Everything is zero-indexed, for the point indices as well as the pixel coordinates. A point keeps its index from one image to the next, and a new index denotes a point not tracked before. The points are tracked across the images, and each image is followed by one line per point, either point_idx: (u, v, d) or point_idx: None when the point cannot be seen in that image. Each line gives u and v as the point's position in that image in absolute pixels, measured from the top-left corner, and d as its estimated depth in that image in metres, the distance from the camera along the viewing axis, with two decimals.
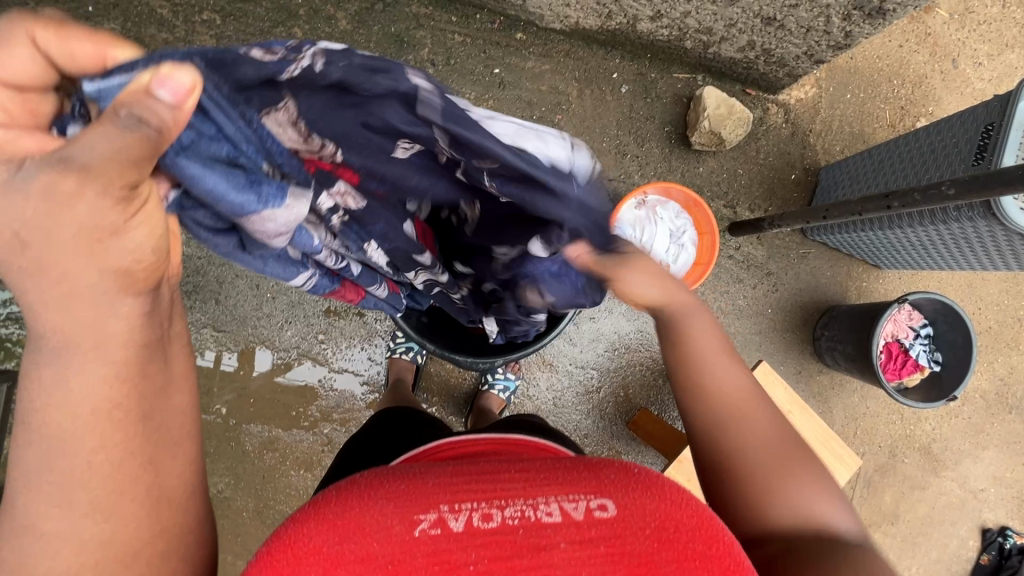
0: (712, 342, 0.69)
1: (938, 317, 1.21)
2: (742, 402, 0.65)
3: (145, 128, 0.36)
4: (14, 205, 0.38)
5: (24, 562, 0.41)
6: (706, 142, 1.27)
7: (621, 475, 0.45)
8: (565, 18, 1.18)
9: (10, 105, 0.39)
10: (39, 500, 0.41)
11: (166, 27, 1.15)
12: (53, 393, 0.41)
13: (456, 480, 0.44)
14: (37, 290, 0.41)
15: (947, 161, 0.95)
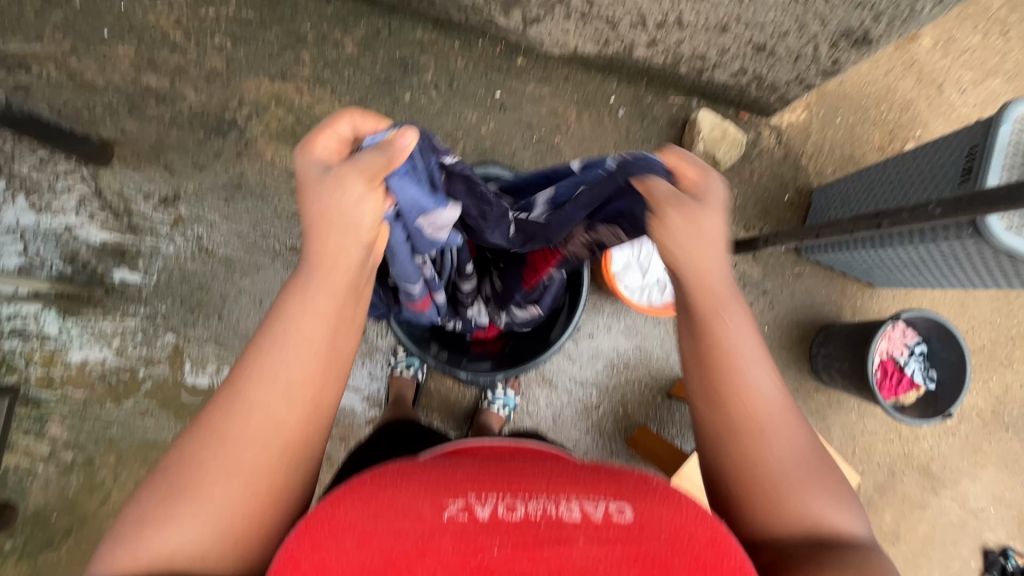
0: (745, 332, 0.59)
1: (933, 335, 1.23)
2: (767, 398, 0.57)
3: (389, 154, 0.49)
4: (317, 191, 0.50)
5: (230, 422, 0.50)
6: (702, 163, 1.30)
7: (645, 481, 0.45)
8: (564, 45, 1.22)
9: (337, 149, 0.53)
10: (255, 376, 0.51)
11: (178, 50, 1.19)
12: (298, 298, 0.52)
13: (485, 470, 0.45)
14: (311, 225, 0.51)
15: (935, 183, 0.98)
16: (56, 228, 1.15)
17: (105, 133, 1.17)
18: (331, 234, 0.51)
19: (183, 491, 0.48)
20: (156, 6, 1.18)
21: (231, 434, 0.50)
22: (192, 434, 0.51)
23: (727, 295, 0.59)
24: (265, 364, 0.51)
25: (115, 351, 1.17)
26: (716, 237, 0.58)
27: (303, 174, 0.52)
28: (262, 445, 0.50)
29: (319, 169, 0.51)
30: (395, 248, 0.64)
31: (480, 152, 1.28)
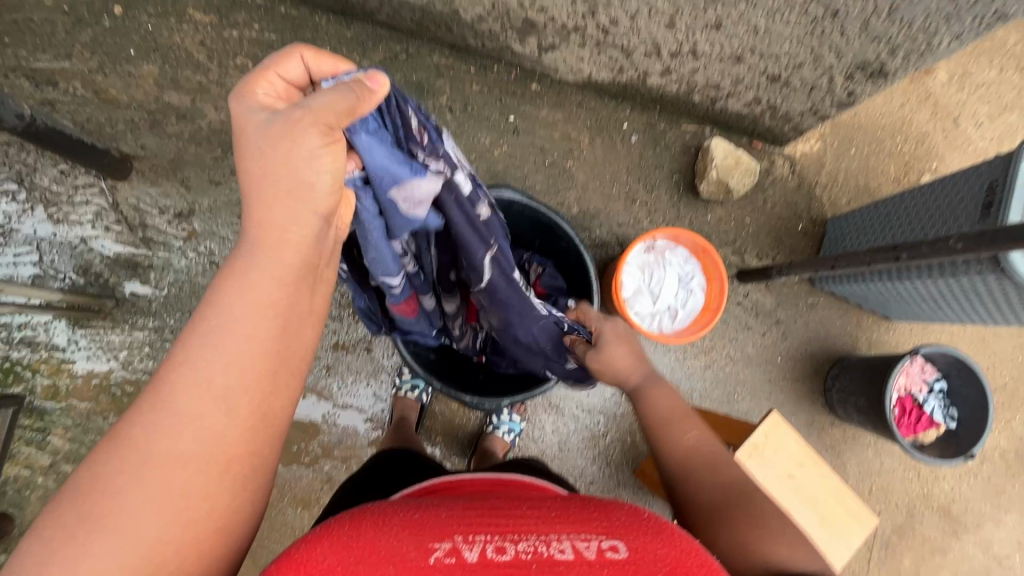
0: (669, 405, 0.83)
1: (953, 372, 1.20)
2: (693, 448, 0.77)
3: (354, 93, 0.48)
4: (264, 139, 0.49)
5: (154, 437, 0.44)
6: (714, 191, 1.30)
7: (631, 516, 0.45)
8: (579, 71, 1.24)
9: (279, 92, 0.52)
10: (186, 380, 0.46)
11: (201, 70, 1.21)
12: (239, 291, 0.49)
13: (470, 515, 0.44)
14: (253, 188, 0.50)
15: (954, 217, 0.96)
16: (71, 239, 1.16)
17: (125, 148, 1.19)
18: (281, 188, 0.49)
19: (95, 524, 0.41)
20: (181, 27, 1.21)
21: (154, 453, 0.44)
22: (105, 453, 0.44)
23: (648, 384, 0.86)
24: (199, 368, 0.46)
25: (122, 363, 1.16)
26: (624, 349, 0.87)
27: (248, 125, 0.50)
28: (197, 462, 0.45)
29: (261, 113, 0.50)
30: (365, 223, 0.61)
31: (493, 175, 1.29)
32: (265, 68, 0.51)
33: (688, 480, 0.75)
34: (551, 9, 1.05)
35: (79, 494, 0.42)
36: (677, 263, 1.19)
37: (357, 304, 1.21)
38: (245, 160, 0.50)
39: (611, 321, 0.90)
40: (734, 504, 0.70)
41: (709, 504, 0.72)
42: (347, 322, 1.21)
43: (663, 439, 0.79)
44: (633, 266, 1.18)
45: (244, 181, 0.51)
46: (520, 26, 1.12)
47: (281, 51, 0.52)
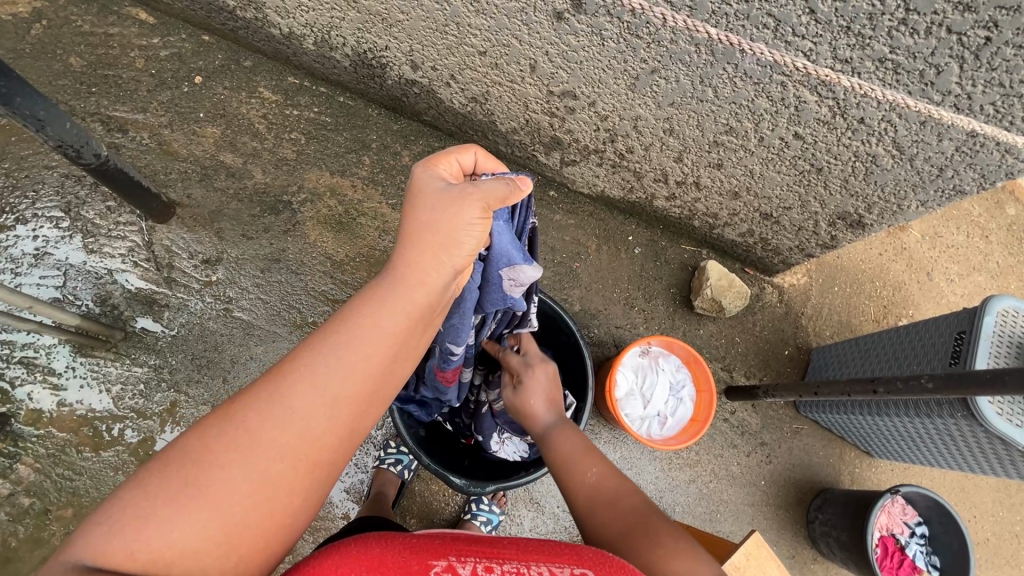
0: (576, 443, 0.87)
1: (933, 516, 1.19)
2: (592, 482, 0.80)
3: (511, 187, 0.63)
4: (433, 202, 0.61)
5: (262, 423, 0.51)
6: (708, 307, 1.39)
7: (598, 555, 0.50)
8: (594, 186, 1.38)
9: (453, 171, 0.67)
10: (306, 380, 0.53)
11: (257, 138, 1.35)
12: (370, 313, 0.56)
13: (458, 540, 0.51)
14: (412, 235, 0.61)
15: (927, 359, 1.04)
16: (98, 270, 1.21)
17: (173, 195, 1.29)
18: (431, 235, 0.60)
19: (196, 490, 0.48)
20: (250, 101, 1.37)
21: (260, 439, 0.50)
22: (219, 426, 0.50)
23: (560, 424, 0.91)
24: (318, 372, 0.53)
25: (112, 397, 1.16)
26: (537, 387, 0.94)
27: (426, 187, 0.63)
28: (291, 460, 0.51)
29: (437, 183, 0.63)
30: (468, 294, 0.72)
31: None
32: (447, 151, 0.67)
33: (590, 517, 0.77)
34: (577, 132, 1.20)
35: (189, 453, 0.49)
36: (669, 370, 1.24)
37: None
38: (409, 216, 0.62)
39: (540, 367, 0.96)
40: (632, 530, 0.72)
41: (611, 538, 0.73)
42: None
43: (566, 477, 0.83)
44: (627, 367, 1.23)
45: (402, 229, 0.62)
46: (548, 141, 1.28)
47: (461, 144, 0.68)
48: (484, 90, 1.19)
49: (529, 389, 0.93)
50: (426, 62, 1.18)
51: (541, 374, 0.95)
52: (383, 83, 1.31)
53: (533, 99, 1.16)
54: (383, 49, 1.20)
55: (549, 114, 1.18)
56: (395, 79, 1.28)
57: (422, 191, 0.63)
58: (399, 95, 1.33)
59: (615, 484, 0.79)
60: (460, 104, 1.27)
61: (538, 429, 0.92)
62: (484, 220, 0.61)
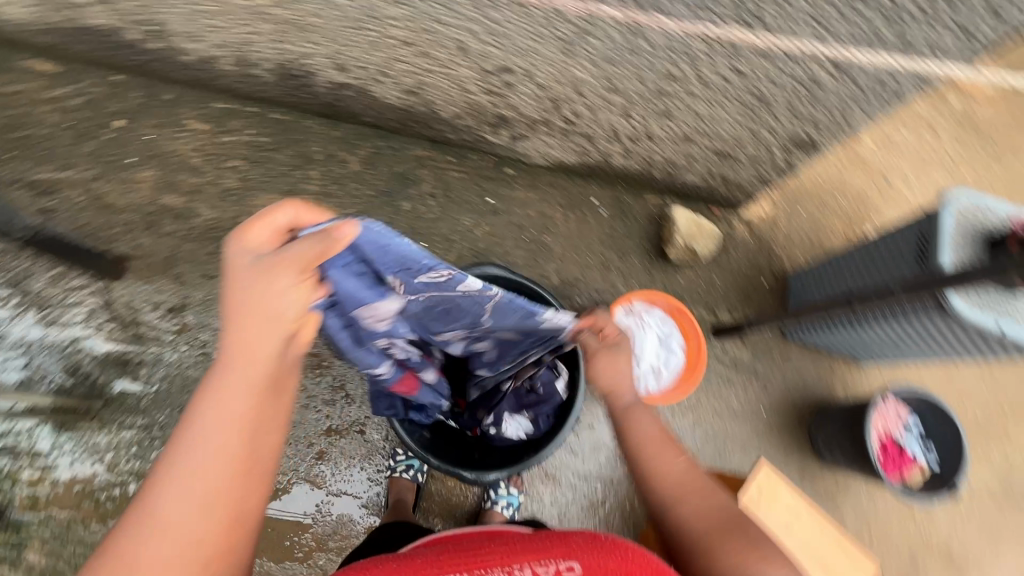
0: (654, 424, 0.88)
1: (926, 412, 1.26)
2: (675, 465, 0.84)
3: (323, 246, 0.52)
4: (248, 280, 0.55)
5: (141, 544, 0.52)
6: (683, 256, 1.41)
7: (588, 541, 0.61)
8: (548, 156, 1.36)
9: (273, 231, 0.57)
10: (170, 491, 0.53)
11: (196, 172, 1.30)
12: (213, 407, 0.55)
13: (444, 557, 0.62)
14: (230, 316, 0.55)
15: (895, 265, 1.07)
16: (61, 340, 1.17)
17: (121, 249, 1.23)
18: (254, 321, 0.55)
19: None
20: (179, 135, 1.30)
21: (143, 557, 0.52)
22: (103, 560, 0.52)
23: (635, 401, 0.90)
24: (178, 481, 0.54)
25: (108, 465, 1.14)
26: (624, 365, 0.88)
27: (235, 263, 0.56)
28: (179, 566, 0.53)
29: (250, 256, 0.55)
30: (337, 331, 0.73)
31: (475, 253, 1.38)
32: (259, 213, 0.56)
33: (679, 504, 0.80)
34: (520, 106, 1.18)
35: None
36: (655, 323, 1.24)
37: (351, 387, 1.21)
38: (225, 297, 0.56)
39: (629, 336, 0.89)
40: (724, 526, 0.76)
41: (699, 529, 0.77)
42: (340, 407, 1.20)
43: (651, 460, 0.85)
44: None
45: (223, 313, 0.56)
46: (493, 121, 1.25)
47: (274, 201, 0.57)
48: (418, 80, 1.15)
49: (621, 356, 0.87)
50: (351, 63, 1.13)
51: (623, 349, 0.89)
52: (313, 91, 1.26)
53: (469, 81, 1.13)
54: (304, 57, 1.15)
55: (488, 94, 1.15)
56: (324, 85, 1.23)
57: (239, 265, 0.56)
58: (333, 101, 1.28)
59: (699, 477, 0.83)
60: (397, 98, 1.23)
61: (619, 408, 0.89)
62: (299, 291, 0.55)
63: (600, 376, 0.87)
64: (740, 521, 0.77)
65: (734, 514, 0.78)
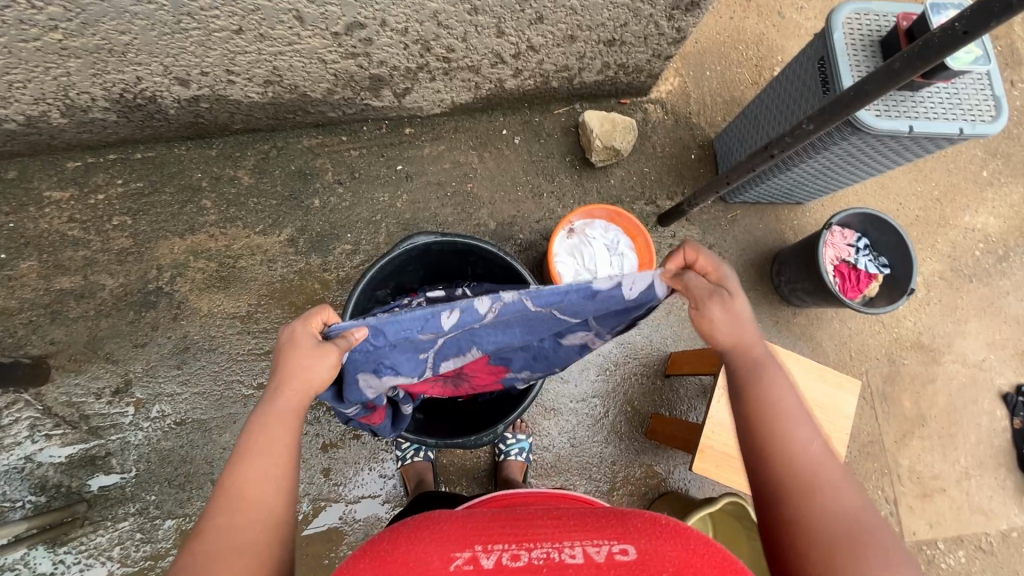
0: (794, 395, 0.65)
1: (868, 227, 1.30)
2: (819, 459, 0.61)
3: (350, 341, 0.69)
4: (299, 356, 0.66)
5: None
6: (606, 157, 1.36)
7: (648, 524, 0.53)
8: (441, 102, 1.28)
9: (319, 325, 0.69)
10: (214, 543, 0.54)
11: (81, 244, 1.18)
12: (255, 459, 0.60)
13: (490, 529, 0.54)
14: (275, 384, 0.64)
15: (803, 99, 1.07)
16: (16, 463, 1.10)
17: (34, 350, 1.14)
18: (305, 369, 0.65)
19: None
20: (44, 212, 1.18)
21: None
22: None
23: (768, 362, 0.67)
24: (221, 533, 0.55)
25: (118, 561, 1.10)
26: (742, 322, 0.67)
27: (289, 340, 0.67)
28: None
29: (309, 339, 0.67)
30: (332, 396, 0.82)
31: (404, 227, 1.29)
32: (309, 316, 0.69)
33: (818, 493, 0.59)
34: (390, 59, 1.09)
35: None
36: (599, 235, 1.23)
37: None
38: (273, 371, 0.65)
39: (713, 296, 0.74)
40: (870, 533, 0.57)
41: (836, 529, 0.57)
42: (326, 421, 1.20)
43: (782, 428, 0.63)
44: (562, 254, 1.22)
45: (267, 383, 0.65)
46: (369, 84, 1.16)
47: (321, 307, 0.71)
48: (271, 67, 1.04)
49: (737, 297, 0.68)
50: (191, 71, 1.02)
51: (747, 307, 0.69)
52: (167, 115, 1.13)
53: (325, 50, 1.03)
54: (137, 82, 1.02)
55: (351, 57, 1.06)
56: (174, 105, 1.10)
57: (292, 346, 0.66)
58: (193, 119, 1.16)
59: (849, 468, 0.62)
60: (259, 94, 1.12)
61: (736, 361, 0.67)
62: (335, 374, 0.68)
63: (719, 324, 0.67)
64: (888, 533, 0.57)
65: (883, 524, 0.58)
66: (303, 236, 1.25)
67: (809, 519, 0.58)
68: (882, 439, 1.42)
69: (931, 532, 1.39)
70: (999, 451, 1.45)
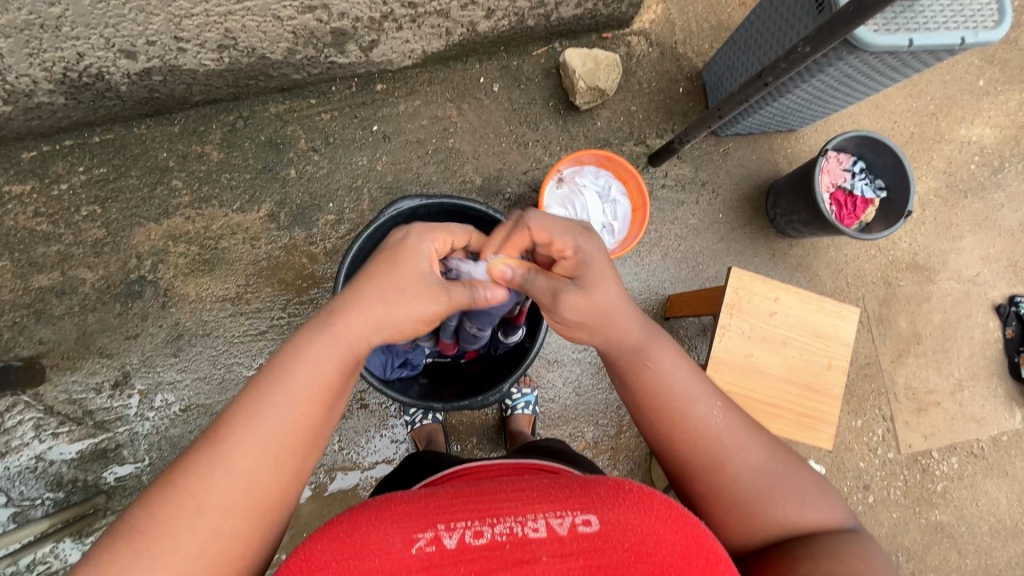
0: (676, 370, 0.64)
1: (863, 150, 1.27)
2: (720, 430, 0.61)
3: (474, 298, 0.64)
4: (406, 285, 0.61)
5: (211, 479, 0.52)
6: (591, 99, 1.29)
7: (612, 491, 0.50)
8: (412, 52, 1.20)
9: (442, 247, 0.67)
10: (253, 435, 0.54)
11: (54, 239, 1.13)
12: (313, 362, 0.58)
13: (454, 501, 0.50)
14: (366, 297, 0.60)
15: (797, 18, 1.01)
16: (27, 463, 1.11)
17: (25, 351, 1.12)
18: (394, 309, 0.61)
19: (152, 550, 0.49)
20: (9, 209, 1.12)
21: (209, 493, 0.51)
22: (163, 496, 0.51)
23: (645, 343, 0.65)
24: (261, 425, 0.54)
25: None
26: (619, 307, 0.65)
27: (408, 252, 0.63)
28: (239, 514, 0.52)
29: (425, 267, 0.63)
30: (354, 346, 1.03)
31: (388, 191, 1.24)
32: (443, 232, 0.66)
33: (719, 467, 0.60)
34: (351, 10, 1.00)
35: (145, 515, 0.50)
36: (590, 182, 1.20)
37: None
38: (373, 278, 0.62)
39: (590, 238, 0.65)
40: (773, 483, 0.59)
41: (740, 495, 0.59)
42: None
43: (674, 414, 0.62)
44: (554, 206, 1.17)
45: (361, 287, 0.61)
46: (333, 39, 1.07)
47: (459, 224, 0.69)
48: (223, 29, 0.96)
49: (598, 279, 0.64)
50: (136, 41, 0.94)
51: (613, 290, 0.64)
52: (119, 93, 1.05)
53: (278, 6, 0.94)
54: (79, 59, 0.94)
55: (308, 11, 0.98)
56: (125, 80, 1.02)
57: (404, 263, 0.63)
58: (149, 94, 1.09)
59: (742, 420, 0.63)
60: (213, 61, 1.04)
61: (620, 354, 0.65)
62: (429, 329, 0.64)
63: (581, 319, 0.64)
64: (787, 472, 0.60)
65: (781, 467, 0.61)
66: (283, 210, 1.20)
67: (715, 492, 0.60)
68: (879, 360, 1.45)
69: (926, 443, 1.45)
70: (991, 361, 1.49)
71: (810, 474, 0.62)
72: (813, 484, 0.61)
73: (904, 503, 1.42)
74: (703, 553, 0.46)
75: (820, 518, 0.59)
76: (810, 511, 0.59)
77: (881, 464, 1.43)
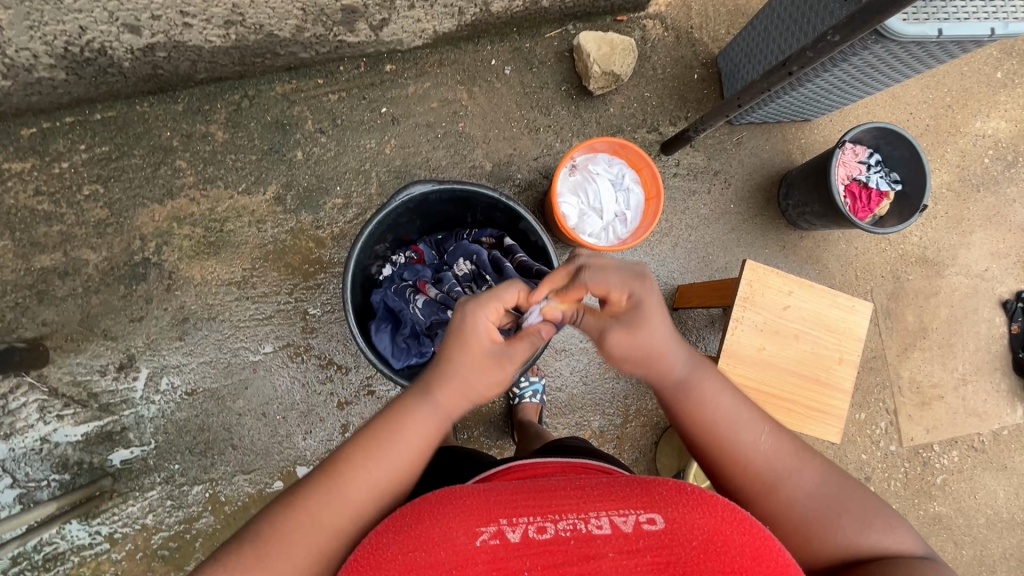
0: (726, 405, 0.64)
1: (880, 142, 1.25)
2: (770, 456, 0.62)
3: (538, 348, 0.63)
4: (475, 360, 0.61)
5: (324, 510, 0.56)
6: (605, 84, 1.26)
7: (674, 491, 0.50)
8: (422, 32, 1.16)
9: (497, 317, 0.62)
10: (362, 476, 0.58)
11: (55, 219, 1.11)
12: (414, 416, 0.61)
13: (516, 497, 0.50)
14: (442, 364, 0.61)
15: (823, 5, 0.98)
16: (32, 444, 1.10)
17: (27, 333, 1.10)
18: (470, 379, 0.61)
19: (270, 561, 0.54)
20: (8, 187, 1.10)
21: (322, 522, 0.56)
22: (281, 516, 0.56)
23: (695, 376, 0.65)
24: (368, 468, 0.59)
25: (153, 527, 1.13)
26: (670, 347, 0.63)
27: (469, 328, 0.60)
28: (343, 542, 0.56)
29: (485, 340, 0.61)
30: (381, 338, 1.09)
31: (396, 175, 1.22)
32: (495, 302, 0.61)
33: (772, 492, 0.61)
34: None
35: (265, 533, 0.55)
36: (603, 170, 1.18)
37: (339, 356, 1.18)
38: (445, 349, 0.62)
39: (644, 283, 0.62)
40: (831, 506, 0.60)
41: (798, 520, 0.60)
42: (338, 378, 1.18)
43: (725, 444, 0.63)
44: (566, 194, 1.16)
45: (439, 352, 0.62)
46: (342, 17, 1.04)
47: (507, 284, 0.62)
48: (229, 4, 0.93)
49: (649, 323, 0.62)
50: (140, 16, 0.91)
51: (663, 330, 0.63)
52: (122, 69, 1.02)
53: None
54: (81, 33, 0.91)
55: None
56: (128, 56, 0.99)
57: (467, 339, 0.60)
58: (152, 71, 1.05)
59: (793, 443, 0.64)
60: (220, 38, 1.01)
61: (667, 388, 0.65)
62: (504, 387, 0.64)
63: (627, 359, 0.63)
64: (846, 494, 0.61)
65: (838, 488, 0.61)
66: (290, 192, 1.18)
67: (772, 518, 0.61)
68: (885, 354, 1.45)
69: (928, 436, 1.46)
70: (996, 356, 1.49)
71: (869, 496, 0.62)
72: (875, 506, 0.61)
73: (903, 495, 1.44)
74: (770, 555, 0.45)
75: (882, 541, 0.59)
76: (871, 534, 0.59)
77: (882, 456, 1.44)
